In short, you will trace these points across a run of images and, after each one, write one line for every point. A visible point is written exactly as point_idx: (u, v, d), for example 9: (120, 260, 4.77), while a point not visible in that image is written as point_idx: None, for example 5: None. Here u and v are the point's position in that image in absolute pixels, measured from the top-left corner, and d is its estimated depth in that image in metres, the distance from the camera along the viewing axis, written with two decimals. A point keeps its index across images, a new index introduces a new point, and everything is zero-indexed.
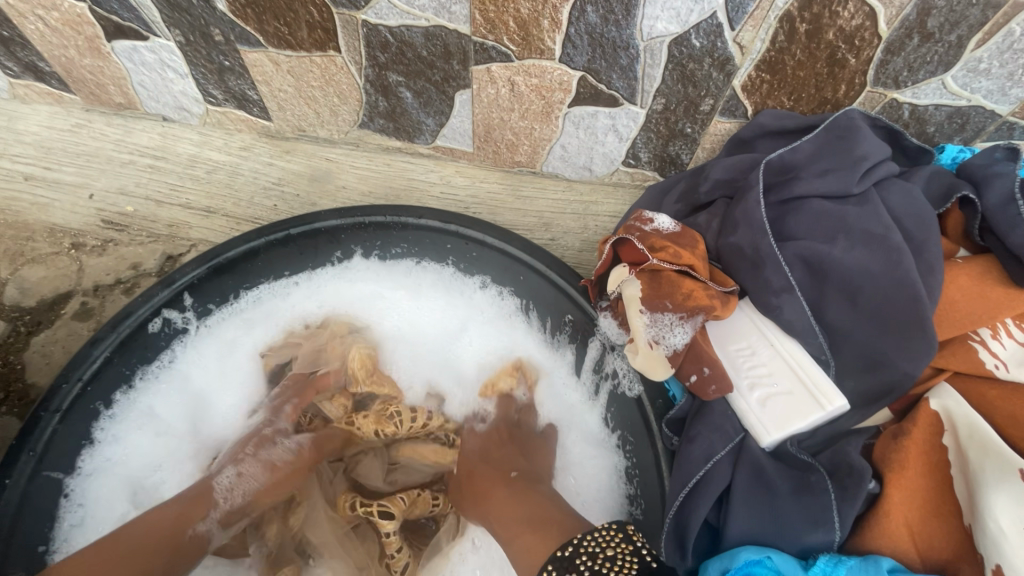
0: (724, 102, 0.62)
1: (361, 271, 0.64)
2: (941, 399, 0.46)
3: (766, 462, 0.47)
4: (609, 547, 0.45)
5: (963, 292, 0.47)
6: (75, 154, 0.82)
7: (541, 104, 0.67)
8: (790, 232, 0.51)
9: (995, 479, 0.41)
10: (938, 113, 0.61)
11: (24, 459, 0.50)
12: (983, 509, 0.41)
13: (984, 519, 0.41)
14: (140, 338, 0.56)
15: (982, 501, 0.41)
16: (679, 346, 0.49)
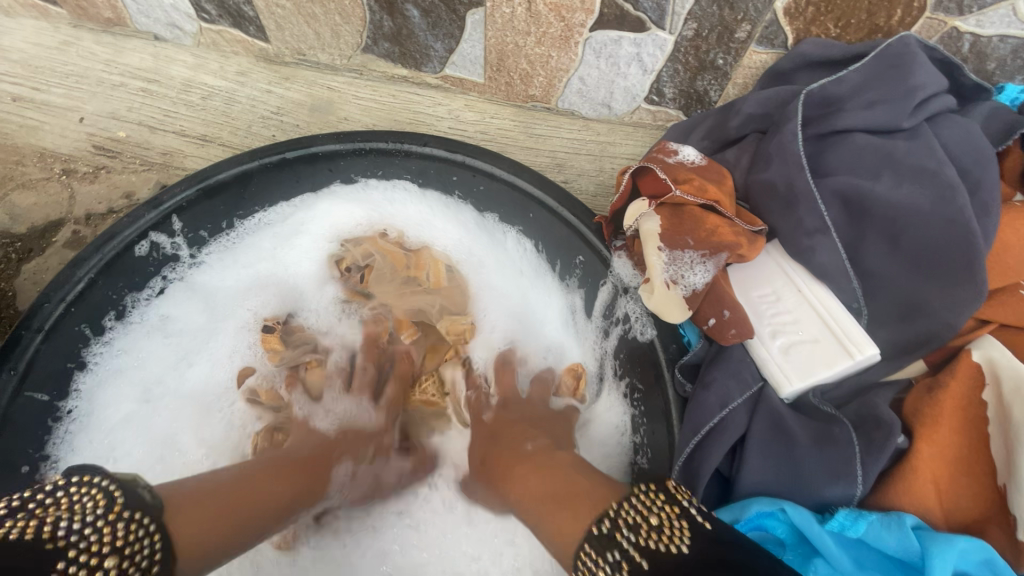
0: (762, 30, 0.57)
1: (395, 196, 0.60)
2: (983, 348, 0.42)
3: (787, 413, 0.44)
4: (652, 513, 0.36)
5: (1016, 237, 0.43)
6: (64, 74, 0.78)
7: (560, 27, 0.61)
8: (829, 168, 0.47)
9: None
10: (1003, 46, 0.54)
11: (5, 377, 0.46)
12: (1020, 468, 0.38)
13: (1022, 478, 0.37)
14: (128, 261, 0.53)
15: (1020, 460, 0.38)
16: (699, 286, 0.45)
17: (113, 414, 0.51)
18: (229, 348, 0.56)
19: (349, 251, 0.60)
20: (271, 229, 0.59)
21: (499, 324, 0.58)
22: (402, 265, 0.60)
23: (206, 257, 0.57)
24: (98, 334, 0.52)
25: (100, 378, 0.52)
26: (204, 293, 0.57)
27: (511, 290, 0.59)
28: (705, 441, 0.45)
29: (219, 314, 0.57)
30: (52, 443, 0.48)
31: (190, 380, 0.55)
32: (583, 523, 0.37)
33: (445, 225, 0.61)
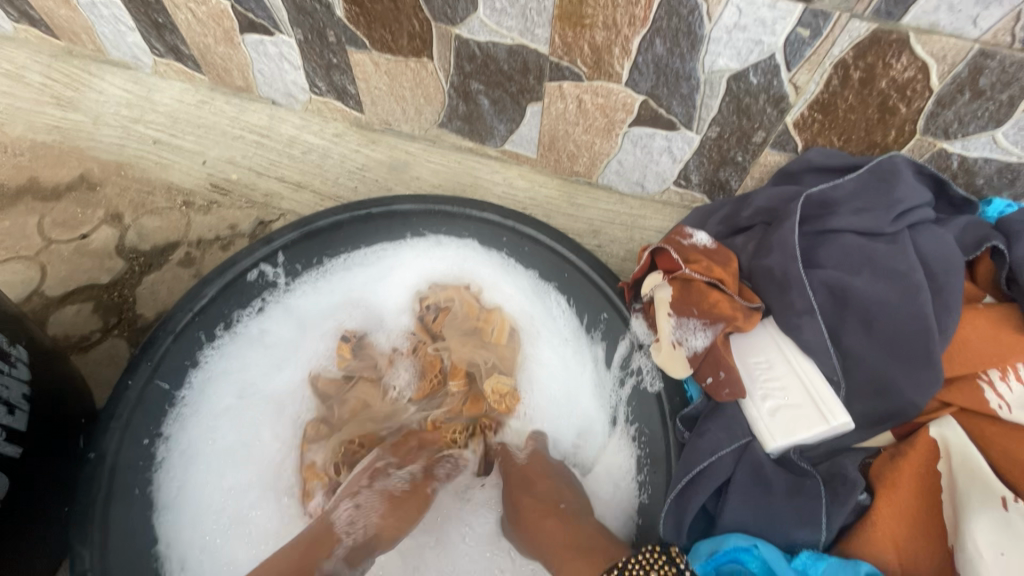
0: (775, 136, 0.67)
1: (472, 256, 0.71)
2: (941, 427, 0.49)
3: (766, 464, 0.51)
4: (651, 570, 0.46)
5: (977, 333, 0.50)
6: (196, 125, 0.97)
7: (604, 121, 0.74)
8: (819, 261, 0.56)
9: (981, 508, 0.45)
10: (988, 166, 0.63)
11: (144, 366, 0.58)
12: (965, 532, 0.46)
13: (965, 540, 0.45)
14: (241, 284, 0.65)
15: (965, 526, 0.46)
16: (700, 348, 0.54)
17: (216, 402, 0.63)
18: (312, 361, 0.68)
19: (433, 292, 0.70)
20: (358, 267, 0.70)
21: (541, 374, 0.67)
22: (473, 316, 0.70)
23: (298, 285, 0.68)
24: (211, 340, 0.63)
25: (209, 373, 0.63)
26: (296, 313, 0.68)
27: (557, 344, 0.67)
28: (694, 481, 0.52)
29: (306, 331, 0.68)
30: (167, 425, 0.59)
31: (276, 385, 0.66)
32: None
33: (506, 286, 0.70)
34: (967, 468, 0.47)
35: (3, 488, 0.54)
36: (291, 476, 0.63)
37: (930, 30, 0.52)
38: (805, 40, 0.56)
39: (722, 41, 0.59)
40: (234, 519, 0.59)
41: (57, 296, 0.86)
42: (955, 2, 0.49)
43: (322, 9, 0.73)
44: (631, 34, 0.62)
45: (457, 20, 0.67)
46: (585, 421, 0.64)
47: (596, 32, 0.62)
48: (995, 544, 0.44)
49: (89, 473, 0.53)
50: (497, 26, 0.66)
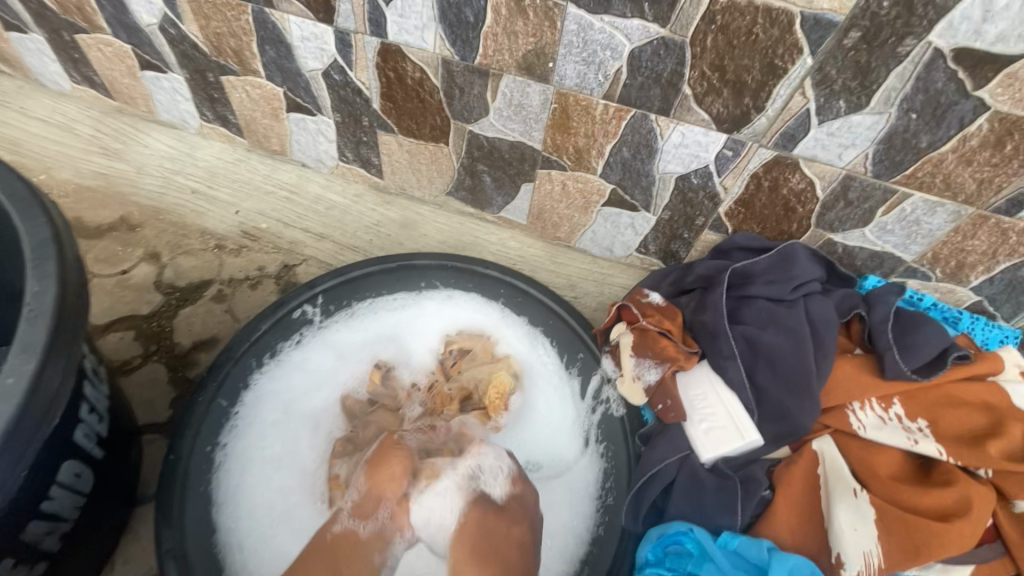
0: (712, 221, 0.88)
1: (479, 304, 0.86)
2: (820, 442, 0.68)
3: (701, 470, 0.68)
4: None
5: (845, 374, 0.69)
6: (231, 180, 1.11)
7: (582, 201, 0.93)
8: (740, 318, 0.75)
9: (842, 497, 0.64)
10: (863, 252, 0.85)
11: (210, 386, 0.72)
12: (833, 515, 0.64)
13: (833, 520, 0.63)
14: (287, 321, 0.79)
15: (832, 510, 0.64)
16: (652, 381, 0.72)
17: (263, 417, 0.75)
18: (344, 386, 0.81)
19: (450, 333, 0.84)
20: (383, 310, 0.85)
21: (535, 405, 0.80)
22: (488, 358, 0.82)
23: (333, 321, 0.82)
24: (260, 366, 0.77)
25: (259, 392, 0.75)
26: (331, 346, 0.82)
27: (547, 379, 0.81)
28: (648, 481, 0.70)
29: (338, 361, 0.82)
30: (224, 435, 0.71)
31: (313, 405, 0.79)
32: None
33: (506, 329, 0.84)
34: (834, 470, 0.66)
35: (89, 483, 0.63)
36: (322, 483, 0.74)
37: (812, 159, 0.74)
38: (729, 157, 0.77)
39: (671, 153, 0.80)
40: (278, 514, 0.71)
41: (101, 324, 0.98)
42: (826, 144, 0.71)
43: (361, 101, 0.90)
44: (605, 142, 0.82)
45: (472, 120, 0.86)
46: (571, 444, 0.77)
47: (579, 138, 0.83)
48: (851, 522, 0.62)
49: (170, 470, 0.67)
50: (503, 128, 0.86)
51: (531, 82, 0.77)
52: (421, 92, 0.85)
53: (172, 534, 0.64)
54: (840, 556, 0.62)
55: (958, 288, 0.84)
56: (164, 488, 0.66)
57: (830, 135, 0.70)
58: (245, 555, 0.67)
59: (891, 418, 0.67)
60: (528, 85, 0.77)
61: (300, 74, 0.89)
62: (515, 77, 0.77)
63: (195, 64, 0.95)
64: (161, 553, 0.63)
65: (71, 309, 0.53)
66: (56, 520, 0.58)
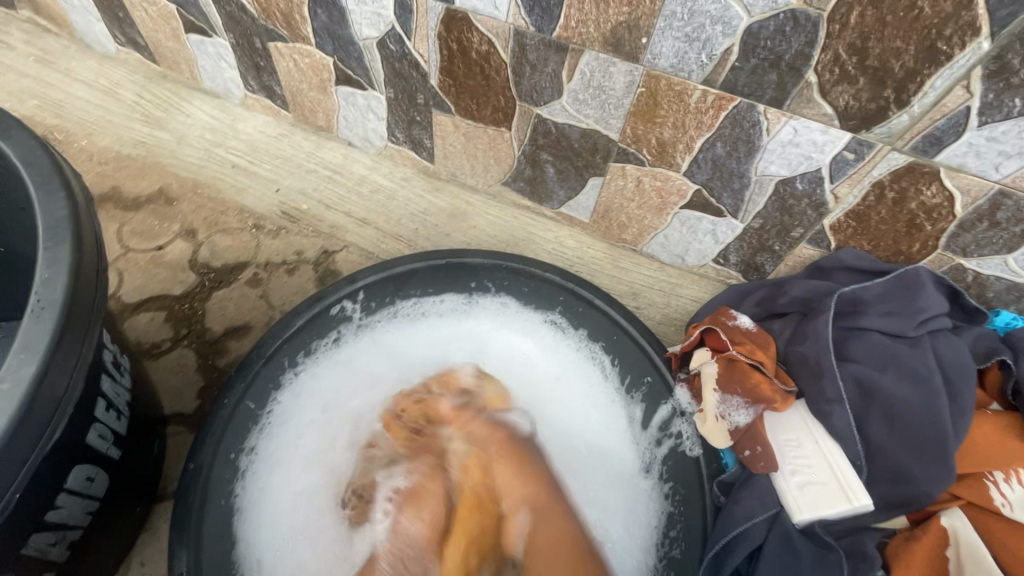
0: (812, 233, 0.75)
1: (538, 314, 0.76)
2: (950, 518, 0.56)
3: (796, 535, 0.58)
4: None
5: (985, 437, 0.58)
6: (273, 156, 1.04)
7: (658, 201, 0.82)
8: (849, 354, 0.63)
9: None
10: (999, 283, 0.71)
11: (238, 385, 0.65)
12: None
13: None
14: (325, 316, 0.72)
15: None
16: (741, 424, 0.62)
17: (298, 412, 0.68)
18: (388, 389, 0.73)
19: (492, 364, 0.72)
20: (438, 308, 0.77)
21: (596, 435, 0.70)
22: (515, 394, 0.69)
23: (374, 319, 0.74)
24: (292, 365, 0.69)
25: (297, 386, 0.69)
26: (381, 343, 0.74)
27: (606, 406, 0.71)
28: (731, 542, 0.59)
29: (389, 359, 0.74)
30: (249, 440, 0.64)
31: (354, 406, 0.71)
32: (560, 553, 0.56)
33: (563, 345, 0.75)
34: (972, 558, 0.54)
35: (102, 487, 0.58)
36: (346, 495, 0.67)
37: (958, 168, 0.60)
38: (850, 161, 0.65)
39: (776, 152, 0.67)
40: (302, 519, 0.64)
41: (132, 302, 0.93)
42: (982, 150, 0.58)
43: (417, 76, 0.81)
44: (696, 135, 0.70)
45: (541, 102, 0.76)
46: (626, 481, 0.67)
47: (665, 130, 0.71)
48: None
49: (189, 480, 0.60)
50: (577, 113, 0.75)
51: (616, 61, 0.66)
52: (485, 67, 0.75)
53: (189, 548, 0.58)
54: None
55: None
56: (179, 499, 0.59)
57: (990, 140, 0.57)
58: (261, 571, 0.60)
59: None
60: (613, 64, 0.66)
61: (353, 42, 0.80)
62: (598, 54, 0.66)
63: (242, 28, 0.87)
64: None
65: (85, 300, 0.46)
66: (63, 529, 0.53)
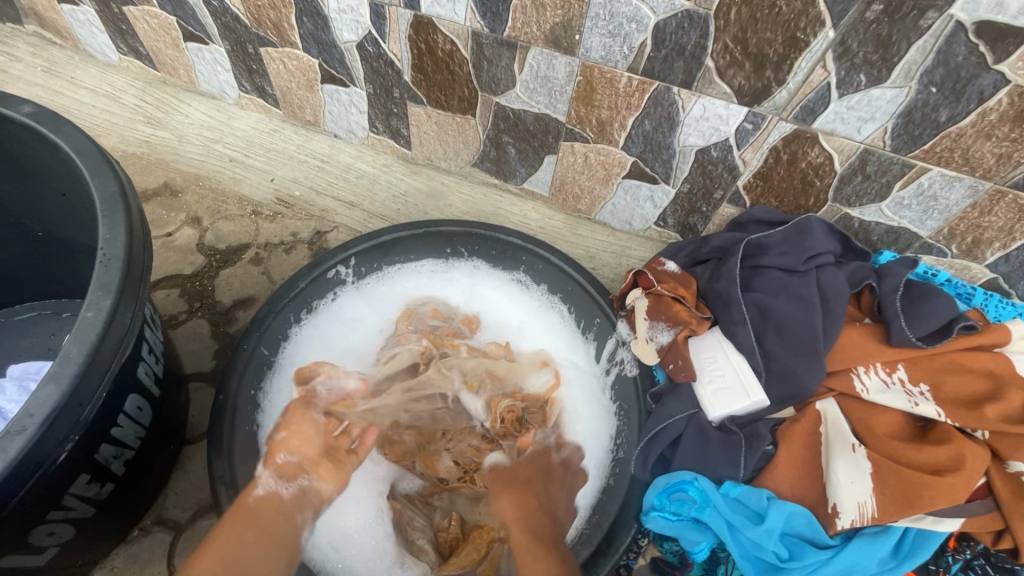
0: (730, 194, 0.90)
1: (498, 275, 0.91)
2: (823, 403, 0.72)
3: (710, 428, 0.72)
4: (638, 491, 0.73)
5: (851, 342, 0.72)
6: (267, 150, 1.16)
7: (604, 173, 0.96)
8: (753, 287, 0.78)
9: (840, 451, 0.68)
10: (879, 227, 0.86)
11: (254, 334, 0.78)
12: (831, 468, 0.68)
13: (831, 474, 0.68)
14: (325, 280, 0.85)
15: (831, 463, 0.68)
16: (664, 342, 0.77)
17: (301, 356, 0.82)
18: (377, 338, 0.88)
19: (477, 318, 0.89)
20: (414, 270, 0.91)
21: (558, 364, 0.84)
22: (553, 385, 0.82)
23: (365, 283, 0.88)
24: (298, 321, 0.82)
25: (300, 336, 0.82)
26: (368, 299, 0.89)
27: (561, 345, 0.86)
28: (656, 434, 0.74)
29: (378, 310, 0.89)
30: (266, 380, 0.77)
31: (354, 348, 0.86)
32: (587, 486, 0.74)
33: (527, 298, 0.89)
34: (836, 428, 0.70)
35: (147, 418, 0.70)
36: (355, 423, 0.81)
37: (831, 133, 0.75)
38: (750, 131, 0.79)
39: (692, 126, 0.82)
40: None
41: (148, 282, 1.06)
42: (845, 117, 0.73)
43: (393, 73, 0.94)
44: (627, 115, 0.84)
45: (498, 92, 0.89)
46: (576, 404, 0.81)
47: (602, 111, 0.85)
48: (847, 473, 0.67)
49: (218, 407, 0.72)
50: (529, 100, 0.88)
51: (556, 55, 0.80)
52: (450, 64, 0.88)
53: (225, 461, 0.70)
54: (837, 506, 0.67)
55: (974, 265, 0.86)
56: (214, 423, 0.72)
57: (849, 108, 0.72)
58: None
59: (893, 382, 0.71)
60: (554, 57, 0.80)
61: (335, 46, 0.93)
62: (542, 50, 0.80)
63: (237, 36, 0.99)
64: (214, 479, 0.69)
65: (137, 255, 0.59)
66: (122, 446, 0.65)
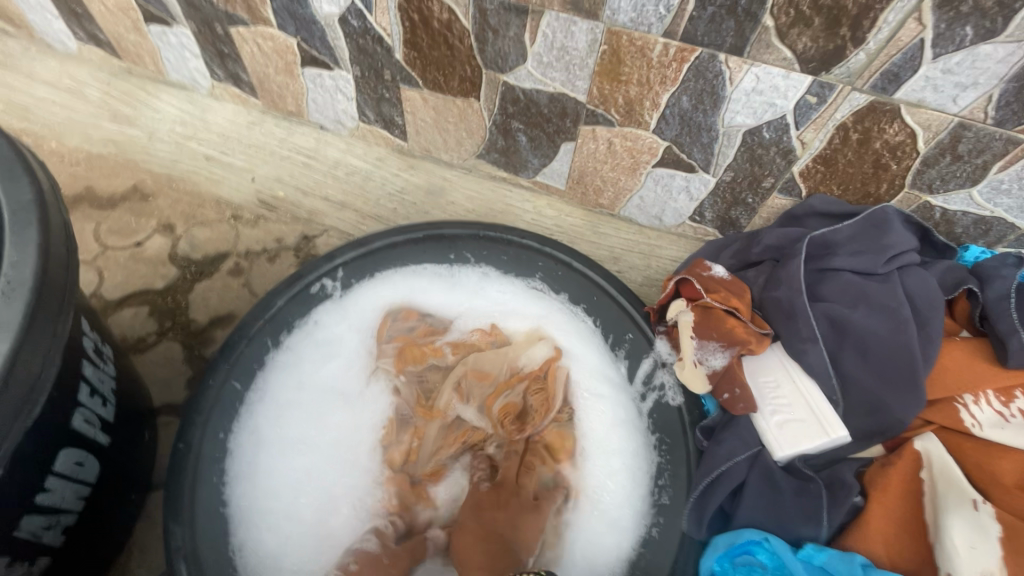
0: (782, 182, 0.76)
1: (505, 281, 0.76)
2: (924, 442, 0.60)
3: (777, 471, 0.61)
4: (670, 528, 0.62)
5: (954, 362, 0.61)
6: (245, 145, 1.03)
7: (630, 162, 0.83)
8: (821, 295, 0.65)
9: (954, 506, 0.57)
10: (965, 218, 0.73)
11: (222, 367, 0.66)
12: (944, 528, 0.56)
13: (944, 536, 0.56)
14: (306, 295, 0.72)
15: (944, 522, 0.57)
16: (718, 366, 0.64)
17: (272, 389, 0.68)
18: (363, 361, 0.73)
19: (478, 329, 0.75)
20: (406, 277, 0.76)
21: (580, 381, 0.70)
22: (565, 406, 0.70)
23: (351, 296, 0.74)
24: (275, 346, 0.69)
25: (272, 365, 0.69)
26: (348, 316, 0.73)
27: (592, 366, 0.71)
28: (714, 482, 0.62)
29: (359, 328, 0.74)
30: (239, 421, 0.65)
31: (330, 380, 0.71)
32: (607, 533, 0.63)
33: (544, 307, 0.74)
34: (943, 476, 0.59)
35: (94, 473, 0.59)
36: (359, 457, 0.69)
37: (918, 104, 0.61)
38: (813, 105, 0.65)
39: (741, 101, 0.68)
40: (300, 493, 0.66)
41: (115, 300, 0.95)
42: (938, 84, 0.59)
43: (382, 51, 0.80)
44: (661, 91, 0.70)
45: (506, 69, 0.76)
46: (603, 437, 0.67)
47: (630, 87, 0.71)
48: (966, 536, 0.55)
49: (179, 460, 0.62)
50: (543, 77, 0.75)
51: (576, 20, 0.66)
52: (448, 37, 0.74)
53: (183, 526, 0.60)
54: None
55: None
56: (173, 478, 0.61)
57: (946, 72, 0.58)
58: (256, 530, 0.62)
59: (1013, 414, 0.58)
60: (574, 23, 0.66)
61: (314, 21, 0.79)
62: (558, 14, 0.66)
63: (202, 14, 0.86)
64: (169, 552, 0.58)
65: (53, 279, 0.46)
66: (56, 513, 0.53)
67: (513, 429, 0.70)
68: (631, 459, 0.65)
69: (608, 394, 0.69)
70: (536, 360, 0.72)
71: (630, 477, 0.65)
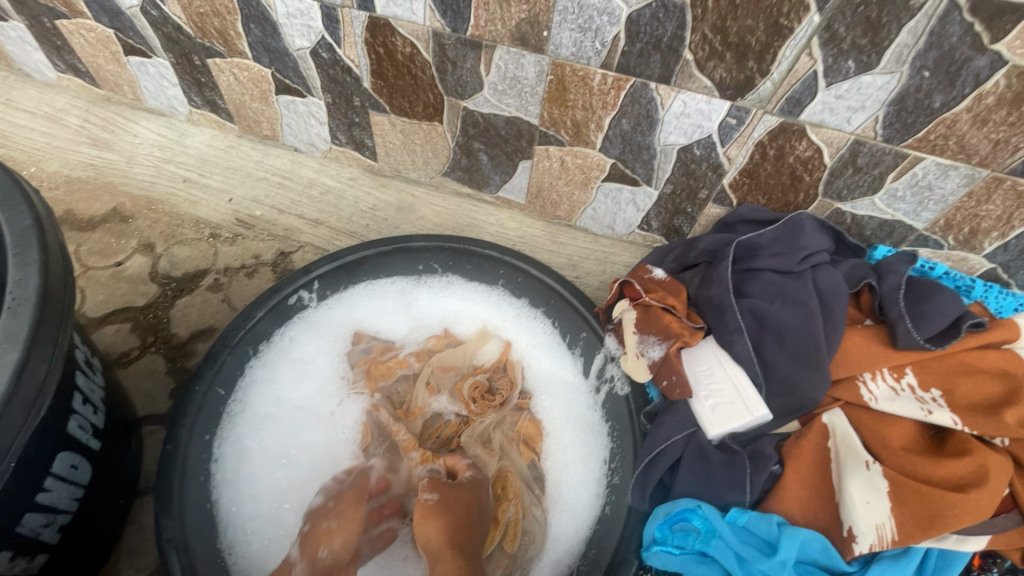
0: (715, 193, 0.86)
1: (467, 288, 0.83)
2: (830, 415, 0.70)
3: (709, 447, 0.70)
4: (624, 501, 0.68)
5: (855, 346, 0.70)
6: (223, 167, 1.09)
7: (582, 177, 0.91)
8: (746, 292, 0.74)
9: (852, 469, 0.66)
10: (872, 221, 0.83)
11: (207, 373, 0.71)
12: (844, 488, 0.66)
13: (844, 494, 0.66)
14: (285, 306, 0.77)
15: (844, 483, 0.66)
16: (655, 357, 0.73)
17: (257, 398, 0.74)
18: (338, 368, 0.79)
19: (445, 332, 0.83)
20: (378, 289, 0.82)
21: (540, 380, 0.79)
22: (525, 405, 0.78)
23: (327, 308, 0.80)
24: (256, 355, 0.75)
25: (252, 377, 0.74)
26: (321, 329, 0.80)
27: (552, 372, 0.79)
28: (654, 460, 0.70)
29: (335, 339, 0.80)
30: (222, 428, 0.71)
31: (304, 397, 0.77)
32: (579, 512, 0.70)
33: (506, 312, 0.82)
34: (845, 443, 0.68)
35: (86, 477, 0.63)
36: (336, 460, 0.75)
37: (819, 124, 0.71)
38: (733, 126, 0.74)
39: (673, 123, 0.77)
40: (285, 491, 0.72)
41: (97, 317, 0.99)
42: (834, 107, 0.68)
43: (351, 80, 0.87)
44: (604, 114, 0.79)
45: (465, 95, 0.84)
46: (560, 431, 0.76)
47: (577, 111, 0.80)
48: (862, 493, 0.65)
49: (167, 460, 0.66)
50: (498, 102, 0.83)
51: (525, 53, 0.74)
52: (411, 67, 0.82)
53: (174, 519, 0.64)
54: (852, 530, 0.65)
55: (972, 256, 0.83)
56: (162, 476, 0.65)
57: (839, 98, 0.67)
58: (249, 535, 0.68)
59: (903, 389, 0.69)
60: (522, 56, 0.74)
61: (287, 53, 0.86)
62: (508, 48, 0.74)
63: (181, 47, 0.91)
64: (162, 543, 0.63)
65: (55, 297, 0.52)
66: (53, 512, 0.58)
67: (482, 406, 0.78)
68: (591, 446, 0.73)
69: (565, 386, 0.78)
70: (492, 355, 0.82)
71: (589, 463, 0.72)
